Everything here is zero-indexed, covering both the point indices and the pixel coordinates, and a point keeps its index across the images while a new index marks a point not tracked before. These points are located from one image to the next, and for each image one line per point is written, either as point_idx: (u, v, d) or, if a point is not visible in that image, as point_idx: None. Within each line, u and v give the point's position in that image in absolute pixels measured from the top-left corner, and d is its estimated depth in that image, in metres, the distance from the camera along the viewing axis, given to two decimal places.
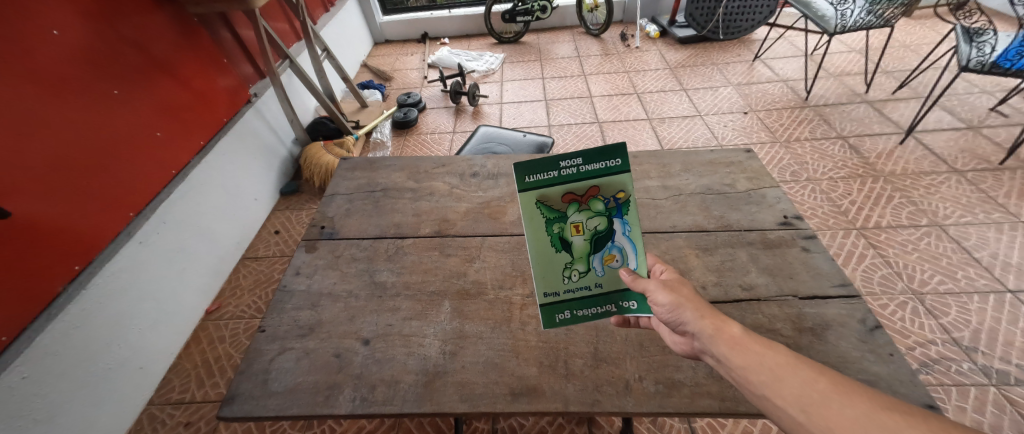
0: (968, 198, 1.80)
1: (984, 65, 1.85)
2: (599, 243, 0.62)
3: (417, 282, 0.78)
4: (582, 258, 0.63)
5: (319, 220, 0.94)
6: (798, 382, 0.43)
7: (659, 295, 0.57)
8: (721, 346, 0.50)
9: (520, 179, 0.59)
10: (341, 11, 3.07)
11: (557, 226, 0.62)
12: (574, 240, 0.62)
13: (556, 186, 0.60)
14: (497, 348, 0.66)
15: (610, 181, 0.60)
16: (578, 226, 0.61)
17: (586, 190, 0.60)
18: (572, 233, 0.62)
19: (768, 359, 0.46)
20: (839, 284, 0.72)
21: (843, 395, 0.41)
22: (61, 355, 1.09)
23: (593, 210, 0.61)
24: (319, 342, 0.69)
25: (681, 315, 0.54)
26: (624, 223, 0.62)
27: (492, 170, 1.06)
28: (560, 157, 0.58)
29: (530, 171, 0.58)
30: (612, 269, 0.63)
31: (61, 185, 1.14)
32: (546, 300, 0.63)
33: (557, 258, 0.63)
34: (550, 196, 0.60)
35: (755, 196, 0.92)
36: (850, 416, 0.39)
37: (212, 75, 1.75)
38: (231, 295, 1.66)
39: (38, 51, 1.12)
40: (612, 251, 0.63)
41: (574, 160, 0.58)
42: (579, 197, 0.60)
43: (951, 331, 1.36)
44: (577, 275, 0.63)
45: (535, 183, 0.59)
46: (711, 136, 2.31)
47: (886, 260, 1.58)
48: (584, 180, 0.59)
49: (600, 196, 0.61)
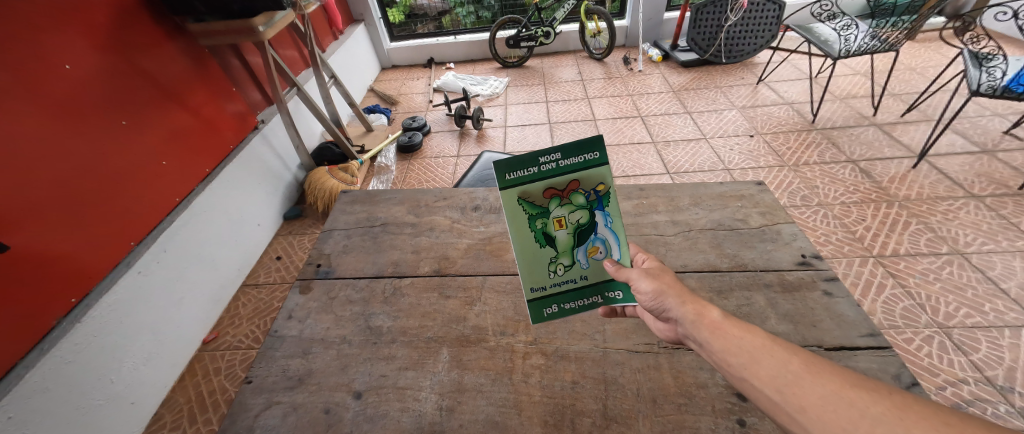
0: (989, 225, 1.74)
1: (996, 89, 1.80)
2: (583, 236, 0.66)
3: (415, 328, 0.74)
4: (566, 252, 0.66)
5: (316, 257, 0.92)
6: (773, 364, 0.47)
7: (642, 283, 0.61)
8: (703, 331, 0.53)
9: (500, 177, 0.60)
10: (349, 38, 3.14)
11: (540, 221, 0.64)
12: (557, 236, 0.65)
13: (536, 182, 0.61)
14: (498, 404, 0.62)
15: (589, 175, 0.62)
16: (560, 221, 0.64)
17: (566, 184, 0.62)
18: (555, 228, 0.64)
19: (746, 342, 0.50)
20: (866, 334, 0.67)
21: (813, 375, 0.44)
22: (52, 392, 1.05)
23: (574, 204, 0.63)
24: (308, 396, 0.65)
25: (664, 302, 0.59)
26: (606, 214, 0.65)
27: (495, 203, 1.03)
28: (538, 154, 0.59)
29: (509, 168, 0.60)
30: (596, 260, 0.67)
31: (62, 214, 1.13)
32: (534, 296, 0.67)
33: (542, 254, 0.66)
34: (531, 193, 0.62)
35: (770, 233, 0.88)
36: (821, 395, 0.43)
37: (220, 102, 1.77)
38: (229, 324, 1.62)
39: (49, 83, 1.14)
40: (596, 243, 0.66)
41: (552, 155, 0.60)
42: (560, 192, 0.62)
43: (983, 369, 1.28)
44: (562, 269, 0.67)
45: (515, 180, 0.61)
46: (717, 160, 2.27)
47: (907, 291, 1.51)
48: (563, 175, 0.61)
49: (580, 189, 0.62)
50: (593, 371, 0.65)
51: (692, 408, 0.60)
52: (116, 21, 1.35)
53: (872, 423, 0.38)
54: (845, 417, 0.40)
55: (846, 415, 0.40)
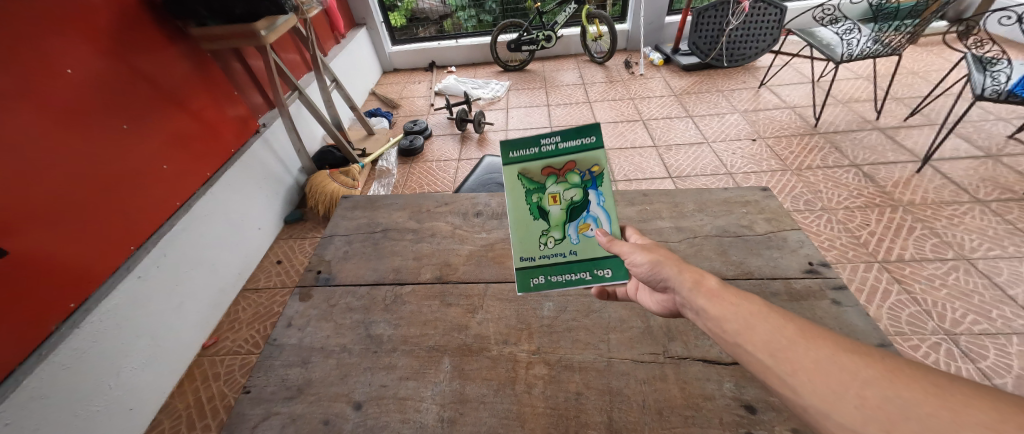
0: (994, 230, 1.72)
1: (1000, 93, 1.79)
2: (575, 213, 0.69)
3: (415, 336, 0.73)
4: (558, 226, 0.70)
5: (316, 264, 0.91)
6: (768, 330, 0.47)
7: (637, 255, 0.62)
8: (701, 298, 0.55)
9: (503, 153, 0.67)
10: (351, 43, 3.15)
11: (536, 196, 0.69)
12: (551, 210, 0.69)
13: (536, 161, 0.67)
14: (500, 415, 0.61)
15: (586, 156, 0.66)
16: (555, 196, 0.68)
17: (564, 164, 0.67)
18: (550, 203, 0.69)
19: (743, 309, 0.51)
20: (877, 344, 0.66)
21: (807, 341, 0.45)
22: (50, 398, 1.04)
23: (570, 183, 0.68)
24: (307, 406, 0.64)
25: (662, 270, 0.60)
26: (599, 194, 0.68)
27: (497, 208, 1.02)
28: (539, 135, 0.65)
29: (512, 147, 0.66)
30: (586, 237, 0.70)
31: (63, 219, 1.12)
32: (523, 264, 0.71)
33: (535, 225, 0.70)
34: (530, 169, 0.67)
35: (776, 239, 0.87)
36: (812, 359, 0.43)
37: (221, 106, 1.77)
38: (229, 329, 1.61)
39: (49, 87, 1.13)
40: (587, 220, 0.69)
41: (553, 137, 0.65)
42: (557, 171, 0.67)
43: (990, 376, 1.27)
44: (553, 242, 0.70)
45: (517, 158, 0.67)
46: (720, 164, 2.26)
47: (913, 297, 1.50)
48: (561, 156, 0.66)
49: (576, 169, 0.67)
50: (598, 382, 0.64)
51: (699, 420, 0.58)
52: (119, 26, 1.36)
53: (861, 387, 0.39)
54: (836, 380, 0.41)
55: (837, 379, 0.40)
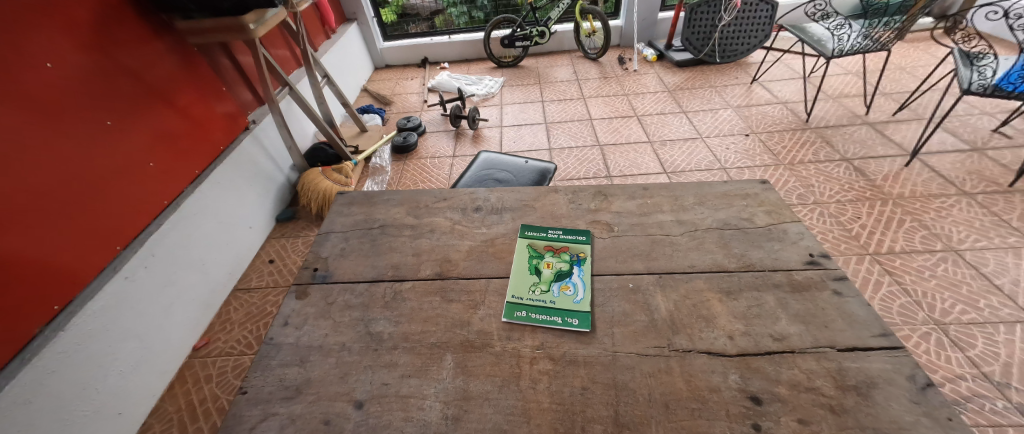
0: (982, 222, 1.75)
1: (986, 88, 1.81)
2: (561, 277, 0.80)
3: (417, 333, 0.72)
4: (545, 282, 0.80)
5: (312, 261, 0.89)
6: None
7: None
8: None
9: (522, 231, 0.93)
10: (342, 37, 3.10)
11: (536, 260, 0.85)
12: (542, 271, 0.82)
13: (541, 241, 0.90)
14: (505, 412, 0.60)
15: (576, 246, 0.88)
16: (549, 264, 0.84)
17: (560, 246, 0.88)
18: (544, 267, 0.83)
19: None
20: (879, 334, 0.66)
21: None
22: (36, 404, 1.01)
23: (561, 258, 0.85)
24: (306, 406, 0.63)
25: None
26: (581, 270, 0.82)
27: (496, 204, 1.01)
28: (549, 227, 0.93)
29: (528, 229, 0.93)
30: (564, 295, 0.77)
31: (45, 217, 1.09)
32: (513, 299, 0.76)
33: (528, 277, 0.81)
34: (536, 244, 0.89)
35: (776, 232, 0.87)
36: None
37: (210, 102, 1.72)
38: (220, 329, 1.57)
39: (28, 83, 1.09)
40: (568, 283, 0.79)
41: (558, 231, 0.92)
42: (554, 249, 0.87)
43: (979, 365, 1.29)
44: (539, 291, 0.78)
45: (529, 235, 0.91)
46: (713, 159, 2.27)
47: (904, 288, 1.52)
48: (559, 241, 0.90)
49: (568, 252, 0.86)
50: (603, 376, 0.63)
51: (705, 412, 0.58)
52: (101, 18, 1.31)
53: None
54: None
55: None
